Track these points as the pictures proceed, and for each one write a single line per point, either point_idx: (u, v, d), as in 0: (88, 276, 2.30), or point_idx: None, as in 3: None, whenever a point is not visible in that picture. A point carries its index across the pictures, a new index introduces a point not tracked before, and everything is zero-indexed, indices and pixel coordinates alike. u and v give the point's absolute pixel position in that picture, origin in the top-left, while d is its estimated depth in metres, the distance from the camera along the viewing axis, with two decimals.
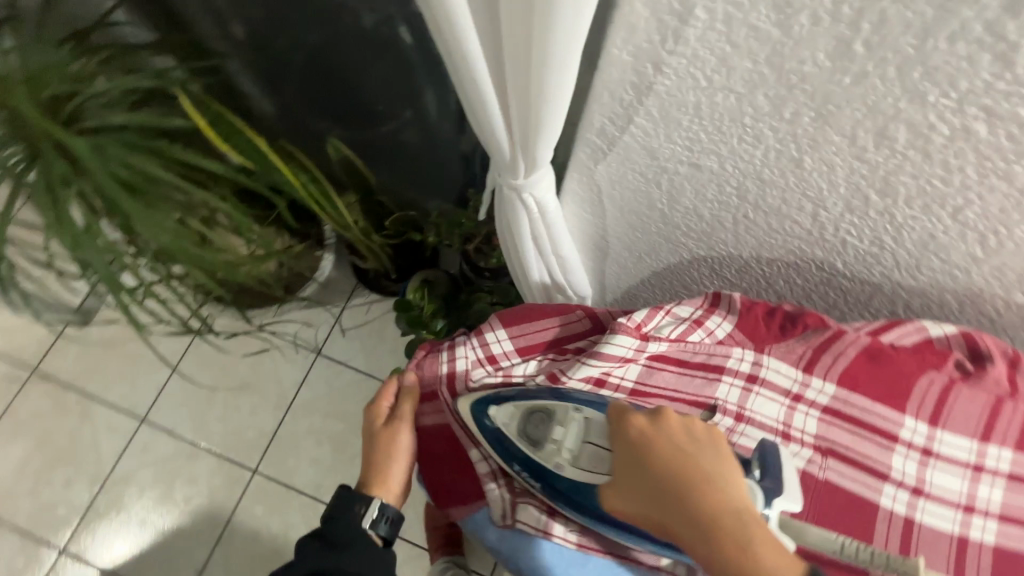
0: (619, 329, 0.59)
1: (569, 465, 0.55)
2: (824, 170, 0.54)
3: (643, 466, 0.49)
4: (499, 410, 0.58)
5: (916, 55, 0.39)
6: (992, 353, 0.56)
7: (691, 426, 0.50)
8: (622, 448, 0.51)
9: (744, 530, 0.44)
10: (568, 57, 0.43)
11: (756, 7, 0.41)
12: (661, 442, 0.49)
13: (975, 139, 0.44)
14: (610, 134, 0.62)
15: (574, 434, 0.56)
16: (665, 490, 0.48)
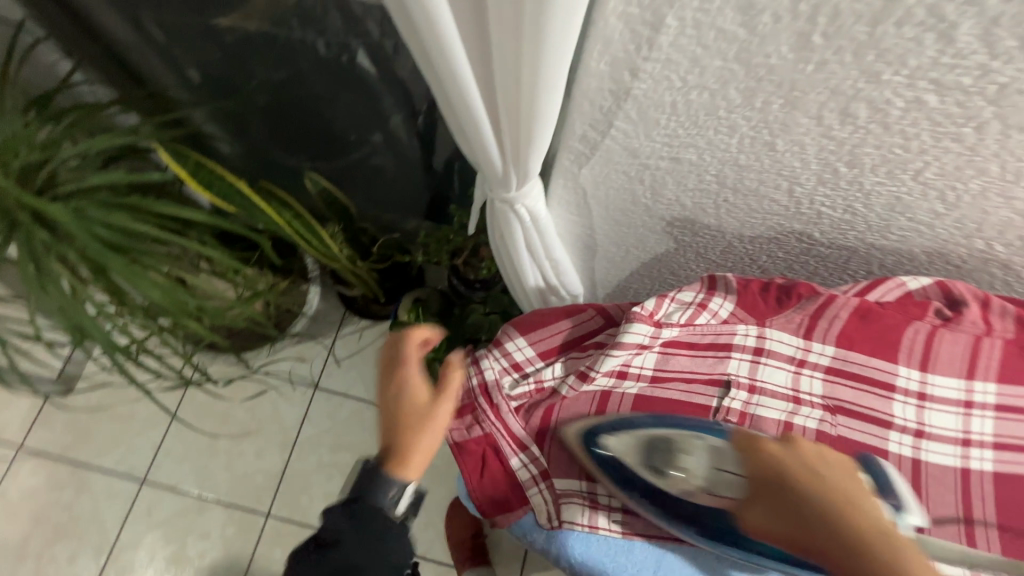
0: (636, 318, 0.61)
1: (697, 490, 0.59)
2: (795, 149, 0.58)
3: (782, 490, 0.52)
4: (616, 439, 0.61)
5: (869, 40, 0.44)
6: (967, 298, 0.61)
7: (823, 451, 0.53)
8: (756, 471, 0.54)
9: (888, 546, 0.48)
10: (557, 77, 0.46)
11: (723, 12, 0.45)
12: (797, 467, 0.52)
13: (927, 108, 0.49)
14: (593, 139, 0.66)
15: (699, 461, 0.58)
16: (805, 511, 0.51)
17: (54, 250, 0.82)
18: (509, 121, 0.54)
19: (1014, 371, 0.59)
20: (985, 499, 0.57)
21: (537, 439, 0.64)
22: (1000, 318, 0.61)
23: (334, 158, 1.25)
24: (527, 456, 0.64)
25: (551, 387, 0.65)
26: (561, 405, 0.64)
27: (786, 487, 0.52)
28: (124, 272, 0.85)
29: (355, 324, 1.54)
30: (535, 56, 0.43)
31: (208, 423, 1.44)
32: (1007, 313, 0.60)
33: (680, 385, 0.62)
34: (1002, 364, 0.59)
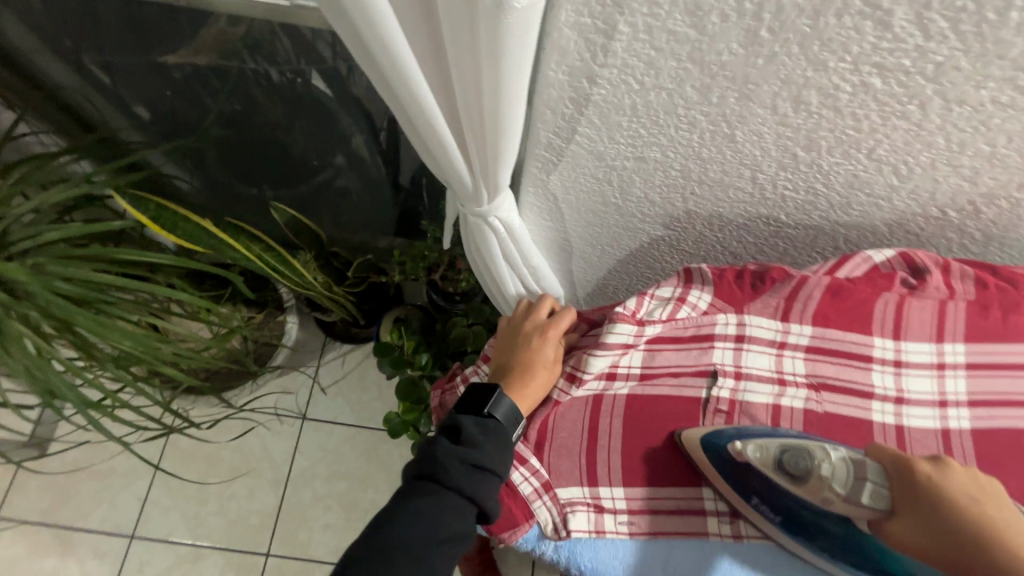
0: (618, 318, 0.62)
1: (838, 500, 0.52)
2: (754, 139, 0.60)
3: (938, 515, 0.47)
4: (745, 444, 0.57)
5: (812, 32, 0.46)
6: (929, 265, 0.63)
7: (976, 474, 0.49)
8: (907, 492, 0.49)
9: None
10: (520, 95, 0.46)
11: (672, 15, 0.46)
12: (955, 490, 0.47)
13: (873, 90, 0.51)
14: (557, 146, 0.67)
15: (844, 471, 0.51)
16: (966, 537, 0.46)
17: (13, 310, 0.79)
18: (476, 140, 0.53)
19: (980, 330, 0.61)
20: (967, 456, 0.59)
21: (536, 450, 0.64)
22: (960, 280, 0.63)
23: (299, 185, 1.23)
24: (527, 470, 0.64)
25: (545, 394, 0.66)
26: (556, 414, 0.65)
27: (943, 512, 0.47)
28: (90, 326, 0.82)
29: (338, 349, 1.52)
30: (495, 78, 0.43)
31: (196, 467, 1.40)
32: (967, 276, 0.63)
33: (669, 380, 0.64)
34: (968, 324, 0.62)
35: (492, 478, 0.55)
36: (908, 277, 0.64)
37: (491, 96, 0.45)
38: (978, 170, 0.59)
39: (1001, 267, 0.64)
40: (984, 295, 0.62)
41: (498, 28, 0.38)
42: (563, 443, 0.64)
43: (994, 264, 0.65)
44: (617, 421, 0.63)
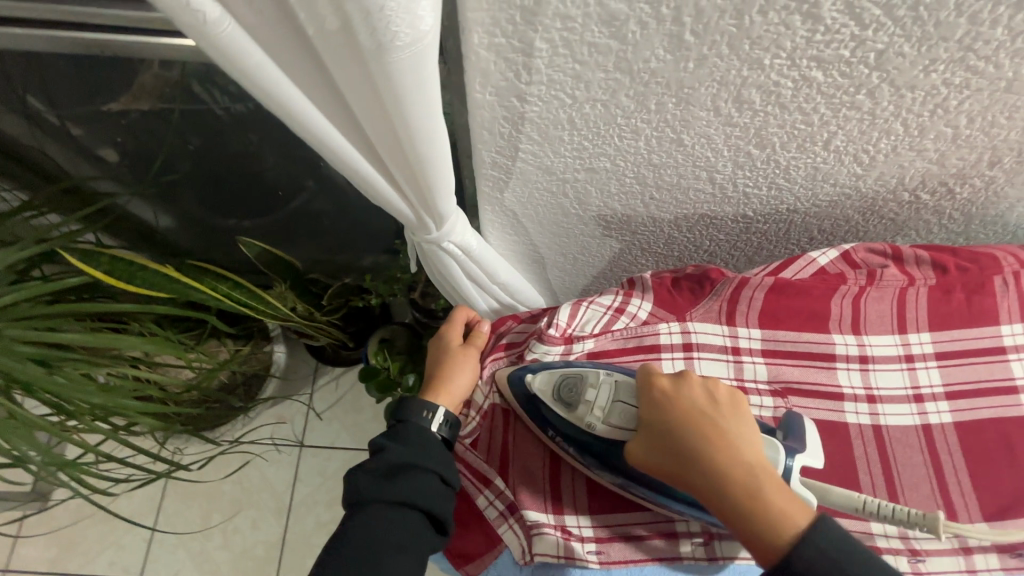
0: (545, 340, 0.61)
1: (601, 423, 0.55)
2: (703, 141, 0.57)
3: (664, 425, 0.52)
4: (535, 377, 0.58)
5: (740, 31, 0.42)
6: (875, 258, 0.63)
7: (712, 389, 0.53)
8: (643, 408, 0.53)
9: (754, 477, 0.46)
10: (437, 126, 0.43)
11: (588, 27, 0.43)
12: (680, 401, 0.52)
13: (816, 84, 0.47)
14: (504, 164, 0.64)
15: (606, 394, 0.55)
16: (682, 442, 0.50)
17: None
18: (404, 174, 0.50)
19: (943, 316, 0.60)
20: (953, 452, 0.56)
21: (502, 470, 0.60)
22: (916, 267, 0.62)
23: (268, 214, 1.22)
24: (492, 491, 0.60)
25: (492, 406, 0.63)
26: (512, 427, 0.62)
27: (664, 421, 0.52)
28: (55, 387, 0.81)
29: (331, 372, 1.51)
30: (398, 113, 0.40)
31: (196, 505, 1.40)
32: (922, 261, 0.62)
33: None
34: (930, 310, 0.60)
35: (432, 481, 0.52)
36: (858, 269, 0.62)
37: (402, 130, 0.42)
38: (944, 151, 0.56)
39: (959, 248, 0.63)
40: (946, 279, 0.61)
41: (388, 67, 0.35)
42: (525, 464, 0.60)
43: (951, 245, 0.63)
44: None
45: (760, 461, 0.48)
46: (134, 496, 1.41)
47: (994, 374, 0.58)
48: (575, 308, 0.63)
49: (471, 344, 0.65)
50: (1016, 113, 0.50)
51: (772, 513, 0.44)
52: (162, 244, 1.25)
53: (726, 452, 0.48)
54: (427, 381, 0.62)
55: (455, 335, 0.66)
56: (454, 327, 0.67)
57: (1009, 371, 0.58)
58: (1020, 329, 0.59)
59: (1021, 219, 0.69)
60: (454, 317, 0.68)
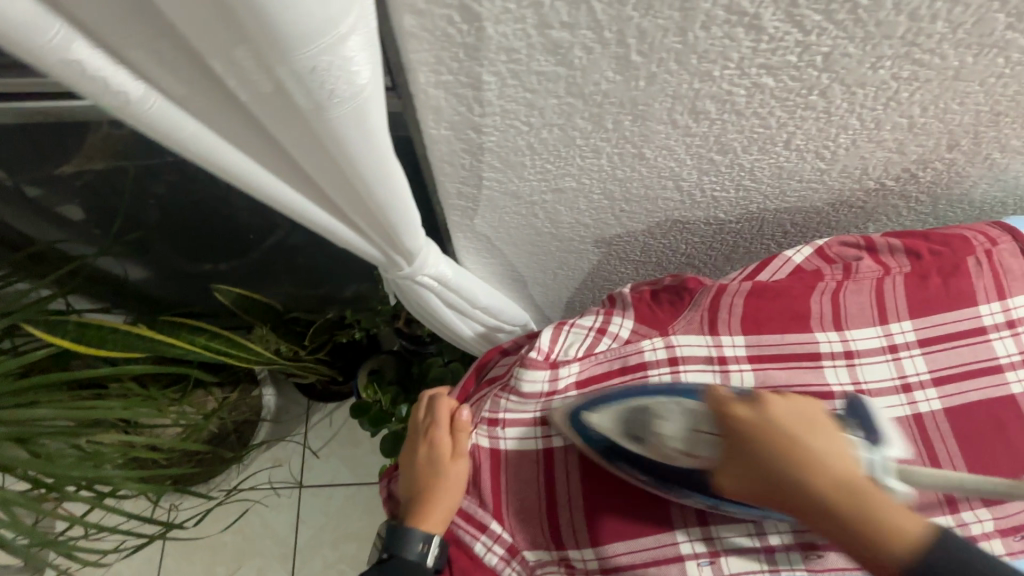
0: (529, 364, 0.59)
1: (679, 454, 0.50)
2: (665, 153, 0.57)
3: (750, 456, 0.45)
4: (598, 415, 0.55)
5: (685, 47, 0.42)
6: (846, 253, 0.63)
7: (795, 405, 0.45)
8: (726, 439, 0.46)
9: (869, 505, 0.40)
10: (389, 170, 0.42)
11: (533, 57, 0.42)
12: (770, 429, 0.44)
13: (768, 89, 0.47)
14: (470, 193, 0.64)
15: (678, 423, 0.50)
16: (775, 474, 0.43)
17: None
18: (365, 220, 0.50)
19: (920, 301, 0.60)
20: (946, 439, 0.56)
21: (497, 515, 0.59)
22: (891, 255, 0.63)
23: (241, 257, 1.20)
24: (489, 537, 0.59)
25: (476, 447, 0.60)
26: (506, 467, 0.59)
27: (756, 453, 0.44)
28: (34, 466, 0.79)
29: (324, 409, 1.49)
30: (347, 163, 0.39)
31: (198, 561, 1.36)
32: (895, 249, 0.63)
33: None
34: (909, 297, 0.60)
35: None
36: (834, 264, 0.62)
37: (354, 178, 0.42)
38: (902, 140, 0.56)
39: (929, 232, 0.63)
40: (920, 265, 0.61)
41: (330, 123, 0.34)
42: (521, 504, 0.58)
43: (922, 230, 0.64)
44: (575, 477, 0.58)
45: (866, 482, 0.41)
46: (133, 560, 1.37)
47: (976, 355, 0.58)
48: (555, 333, 0.62)
49: (458, 453, 0.59)
50: (967, 99, 0.50)
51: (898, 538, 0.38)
52: (136, 299, 1.22)
53: (829, 482, 0.41)
54: (414, 499, 0.57)
55: (440, 442, 0.59)
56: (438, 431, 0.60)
57: (992, 349, 0.58)
58: (998, 307, 0.59)
59: (986, 196, 0.69)
60: (438, 419, 0.61)
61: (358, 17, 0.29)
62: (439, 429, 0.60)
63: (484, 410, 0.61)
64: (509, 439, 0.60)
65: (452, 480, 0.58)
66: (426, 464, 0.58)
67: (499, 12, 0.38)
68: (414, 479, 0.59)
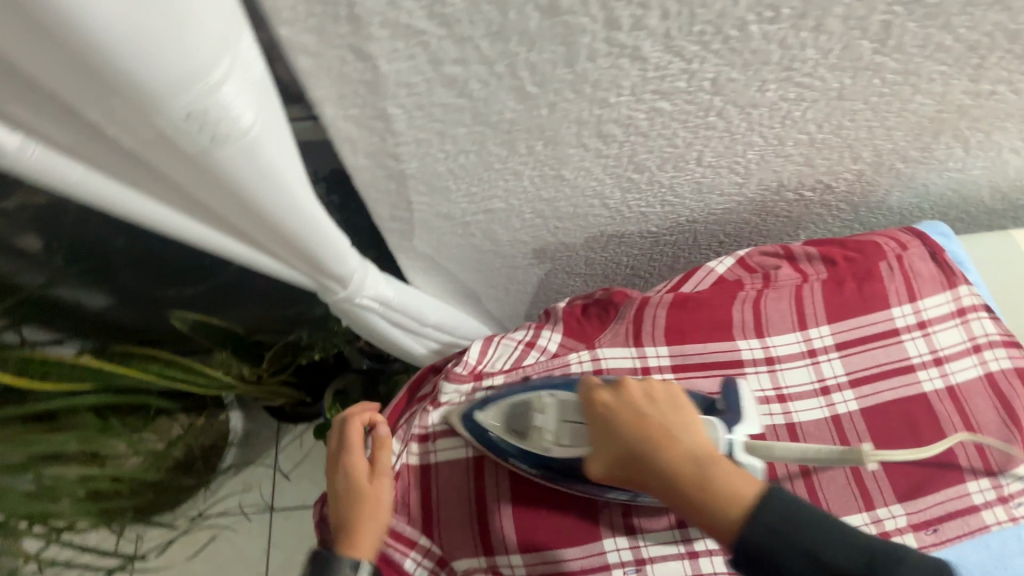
0: (452, 378, 0.61)
1: (555, 446, 0.54)
2: (584, 173, 0.59)
3: (611, 437, 0.49)
4: (486, 413, 0.57)
5: (577, 78, 0.44)
6: (769, 262, 0.65)
7: (650, 388, 0.50)
8: (592, 425, 0.51)
9: (706, 475, 0.44)
10: (294, 201, 0.44)
11: (433, 90, 0.44)
12: (625, 412, 0.49)
13: (667, 113, 0.50)
14: (403, 217, 0.65)
15: (552, 416, 0.55)
16: (631, 455, 0.47)
17: None
18: (284, 249, 0.51)
19: (836, 306, 0.62)
20: (862, 438, 0.58)
21: (426, 528, 0.59)
22: (809, 263, 0.65)
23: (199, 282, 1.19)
24: (419, 552, 0.59)
25: (404, 466, 0.61)
26: (435, 479, 0.60)
27: (615, 435, 0.49)
28: None
29: (294, 431, 1.48)
30: (247, 199, 0.41)
31: None
32: (813, 257, 0.65)
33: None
34: (826, 303, 0.63)
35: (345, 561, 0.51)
36: (754, 273, 0.65)
37: (260, 213, 0.43)
38: (807, 155, 0.59)
39: (845, 239, 0.66)
40: (835, 271, 0.64)
41: (219, 163, 0.36)
42: (451, 514, 0.59)
43: (839, 237, 0.67)
44: (504, 482, 0.59)
45: (706, 454, 0.45)
46: None
47: (890, 355, 0.61)
48: (485, 345, 0.64)
49: (382, 473, 0.58)
50: (858, 115, 0.53)
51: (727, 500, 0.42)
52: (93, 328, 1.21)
53: (672, 456, 0.45)
54: (341, 527, 0.55)
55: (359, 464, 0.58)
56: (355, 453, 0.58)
57: (904, 350, 0.61)
58: (908, 309, 0.62)
59: (902, 202, 0.73)
60: (352, 442, 0.59)
61: (226, 69, 0.31)
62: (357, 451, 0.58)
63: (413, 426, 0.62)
64: (438, 453, 0.61)
65: (379, 504, 0.56)
66: (349, 489, 0.56)
67: (389, 51, 0.40)
68: (339, 507, 0.56)
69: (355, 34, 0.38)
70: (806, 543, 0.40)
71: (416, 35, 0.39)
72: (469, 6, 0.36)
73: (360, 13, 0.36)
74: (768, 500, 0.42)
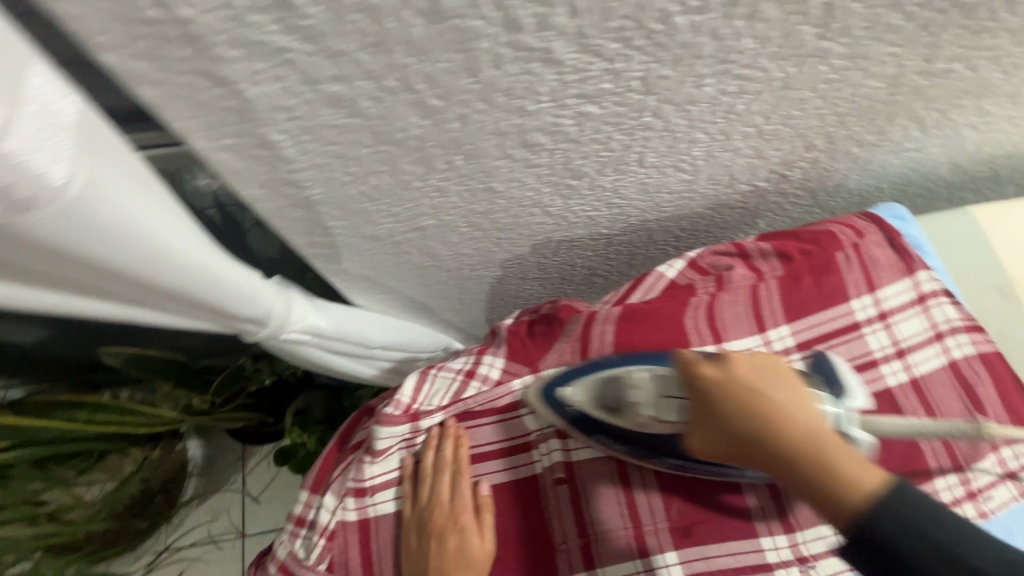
0: (385, 421, 0.54)
1: (654, 421, 0.49)
2: (517, 184, 0.53)
3: (718, 415, 0.43)
4: (573, 387, 0.53)
5: (486, 86, 0.38)
6: (722, 262, 0.61)
7: (757, 360, 0.45)
8: (696, 401, 0.45)
9: (829, 453, 0.38)
10: (156, 246, 0.37)
11: (318, 112, 0.38)
12: (732, 383, 0.43)
13: (595, 117, 0.44)
14: (323, 242, 0.59)
15: (649, 391, 0.50)
16: (741, 430, 0.42)
17: None
18: (170, 300, 0.45)
19: (796, 305, 0.59)
20: None
21: None
22: (764, 260, 0.61)
23: None
24: None
25: (340, 523, 0.53)
26: (376, 533, 0.53)
27: (722, 412, 0.43)
28: None
29: (260, 452, 1.42)
30: (86, 259, 0.35)
31: None
32: (767, 253, 0.61)
33: (494, 463, 0.55)
34: (784, 302, 0.59)
35: None
36: (708, 276, 0.61)
37: (114, 269, 0.37)
38: (758, 147, 0.54)
39: (801, 230, 0.62)
40: (792, 267, 0.60)
41: (32, 227, 0.29)
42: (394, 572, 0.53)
43: (795, 228, 0.63)
44: None
45: (827, 432, 0.39)
46: None
47: (854, 351, 0.58)
48: (421, 380, 0.57)
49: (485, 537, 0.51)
50: (806, 104, 0.48)
51: (855, 484, 0.37)
52: None
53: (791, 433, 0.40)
54: None
55: (464, 525, 0.51)
56: (461, 512, 0.51)
57: (866, 344, 0.58)
58: (868, 300, 0.59)
59: (861, 184, 0.69)
60: (459, 495, 0.52)
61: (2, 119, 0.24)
62: (461, 507, 0.52)
63: (349, 478, 0.54)
64: (378, 505, 0.54)
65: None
66: (447, 552, 0.50)
67: (250, 73, 0.33)
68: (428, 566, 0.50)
69: (200, 56, 0.31)
70: (939, 539, 0.34)
71: (277, 52, 0.32)
72: (334, 17, 0.30)
73: (197, 32, 0.29)
74: (901, 490, 0.36)
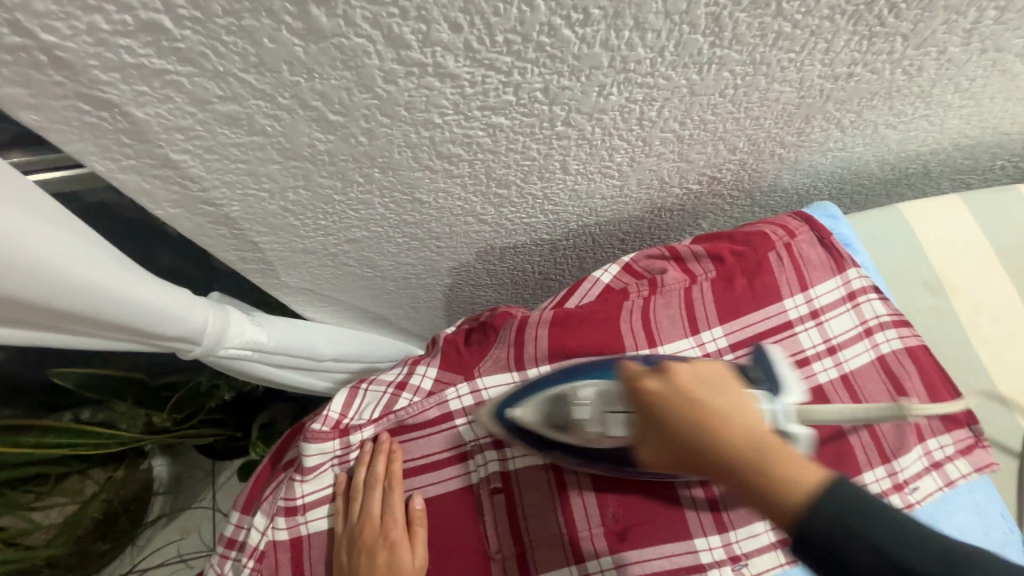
0: (312, 438, 0.54)
1: (602, 437, 0.48)
2: (443, 194, 0.53)
3: (659, 429, 0.40)
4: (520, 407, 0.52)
5: (385, 101, 0.38)
6: (657, 264, 0.62)
7: (698, 367, 0.41)
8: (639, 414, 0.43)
9: (772, 461, 0.35)
10: (46, 278, 0.36)
11: (216, 131, 0.38)
12: (670, 395, 0.40)
13: (506, 128, 0.45)
14: (255, 257, 0.59)
15: (595, 407, 0.48)
16: (683, 443, 0.39)
17: None
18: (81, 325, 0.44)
19: (728, 306, 0.60)
20: None
21: None
22: (696, 262, 0.61)
23: None
24: None
25: (271, 544, 0.54)
26: (308, 552, 0.55)
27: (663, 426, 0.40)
28: None
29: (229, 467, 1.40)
30: None
31: None
32: (700, 255, 0.61)
33: (428, 476, 0.56)
34: (717, 303, 0.60)
35: None
36: (641, 279, 0.61)
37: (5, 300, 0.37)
38: (681, 151, 0.55)
39: (734, 231, 0.63)
40: (724, 268, 0.61)
41: None
42: None
43: (728, 230, 0.64)
44: None
45: (771, 439, 0.36)
46: None
47: (786, 350, 0.59)
48: (351, 395, 0.58)
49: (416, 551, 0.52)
50: (719, 108, 0.49)
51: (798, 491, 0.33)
52: None
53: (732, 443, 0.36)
54: None
55: (394, 540, 0.51)
56: (391, 526, 0.52)
57: (798, 342, 0.59)
58: (800, 299, 0.60)
59: (795, 183, 0.70)
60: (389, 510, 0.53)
61: None
62: (391, 521, 0.52)
63: (280, 497, 0.55)
64: (311, 523, 0.55)
65: None
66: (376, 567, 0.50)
67: (134, 95, 0.33)
68: None
69: (76, 81, 0.31)
70: (872, 536, 0.32)
71: (157, 75, 0.32)
72: (207, 39, 0.30)
73: (65, 56, 0.29)
74: (840, 488, 0.33)
